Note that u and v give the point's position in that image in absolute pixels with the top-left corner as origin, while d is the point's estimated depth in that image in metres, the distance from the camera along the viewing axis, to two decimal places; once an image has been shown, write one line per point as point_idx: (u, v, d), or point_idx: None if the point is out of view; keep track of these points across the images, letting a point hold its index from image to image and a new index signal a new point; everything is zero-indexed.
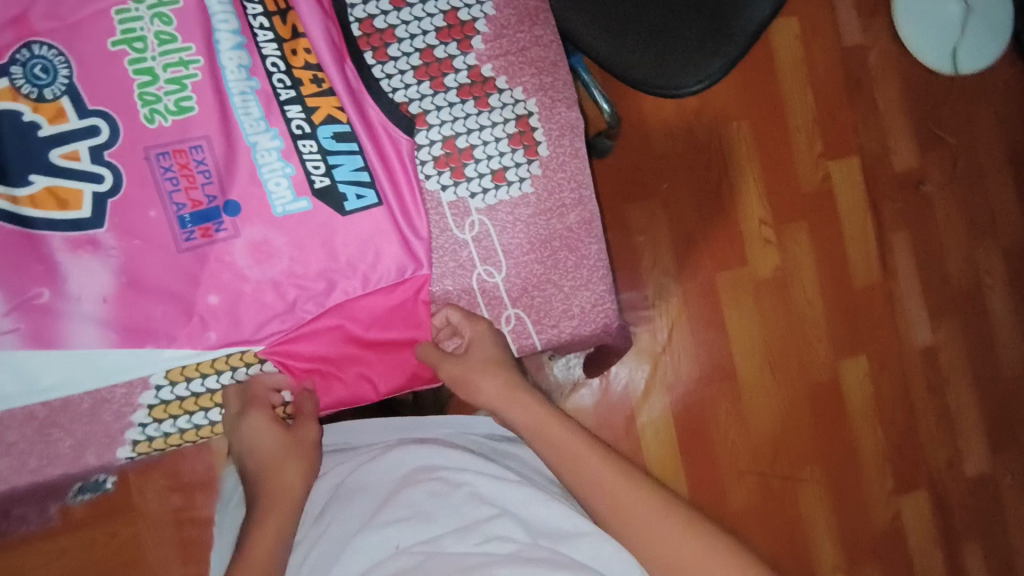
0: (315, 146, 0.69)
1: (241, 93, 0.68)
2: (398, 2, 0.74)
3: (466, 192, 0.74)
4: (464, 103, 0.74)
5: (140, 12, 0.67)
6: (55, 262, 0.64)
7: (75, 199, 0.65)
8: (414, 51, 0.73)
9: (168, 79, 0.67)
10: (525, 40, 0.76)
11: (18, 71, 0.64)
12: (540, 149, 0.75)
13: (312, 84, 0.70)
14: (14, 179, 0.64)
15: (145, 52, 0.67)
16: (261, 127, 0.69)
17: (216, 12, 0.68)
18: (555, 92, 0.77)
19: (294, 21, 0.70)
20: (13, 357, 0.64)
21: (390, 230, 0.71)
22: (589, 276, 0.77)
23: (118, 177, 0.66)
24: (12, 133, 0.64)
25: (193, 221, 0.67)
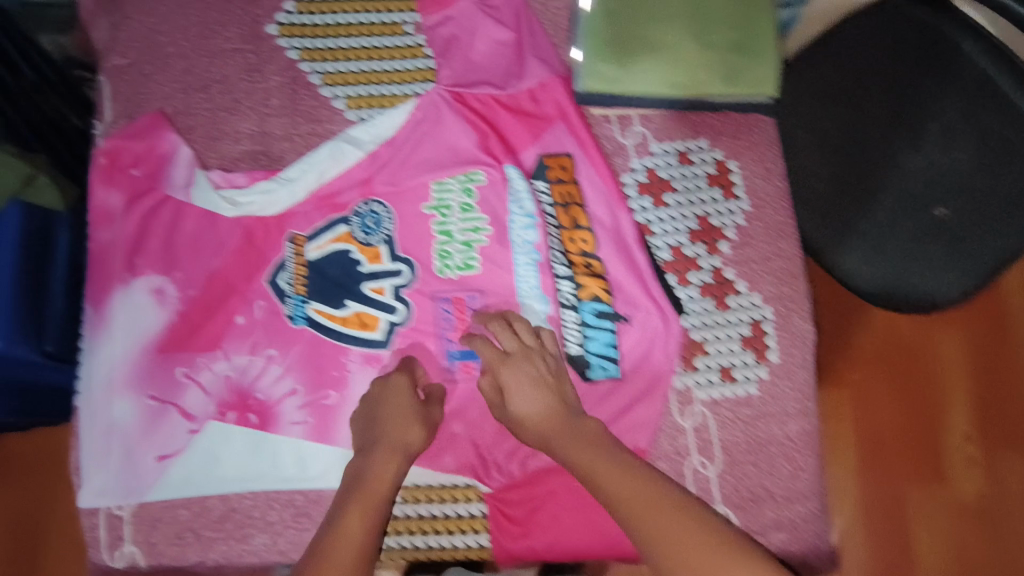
0: (577, 318, 0.80)
1: (525, 265, 0.81)
2: (658, 202, 0.83)
3: (693, 382, 0.79)
4: (704, 300, 0.80)
5: (453, 186, 0.83)
6: (346, 371, 0.80)
7: (373, 323, 0.81)
8: (665, 246, 0.81)
9: (461, 240, 0.82)
10: (770, 251, 0.81)
11: (356, 220, 0.82)
12: (771, 355, 0.79)
13: (585, 267, 0.81)
14: (333, 301, 0.81)
15: (449, 218, 0.83)
16: (535, 292, 0.81)
17: (516, 194, 0.81)
18: (793, 304, 0.80)
19: (577, 214, 0.81)
20: (296, 444, 0.78)
21: (619, 399, 0.78)
22: (803, 489, 0.76)
23: (409, 312, 0.81)
24: (340, 266, 0.81)
25: (459, 356, 0.80)
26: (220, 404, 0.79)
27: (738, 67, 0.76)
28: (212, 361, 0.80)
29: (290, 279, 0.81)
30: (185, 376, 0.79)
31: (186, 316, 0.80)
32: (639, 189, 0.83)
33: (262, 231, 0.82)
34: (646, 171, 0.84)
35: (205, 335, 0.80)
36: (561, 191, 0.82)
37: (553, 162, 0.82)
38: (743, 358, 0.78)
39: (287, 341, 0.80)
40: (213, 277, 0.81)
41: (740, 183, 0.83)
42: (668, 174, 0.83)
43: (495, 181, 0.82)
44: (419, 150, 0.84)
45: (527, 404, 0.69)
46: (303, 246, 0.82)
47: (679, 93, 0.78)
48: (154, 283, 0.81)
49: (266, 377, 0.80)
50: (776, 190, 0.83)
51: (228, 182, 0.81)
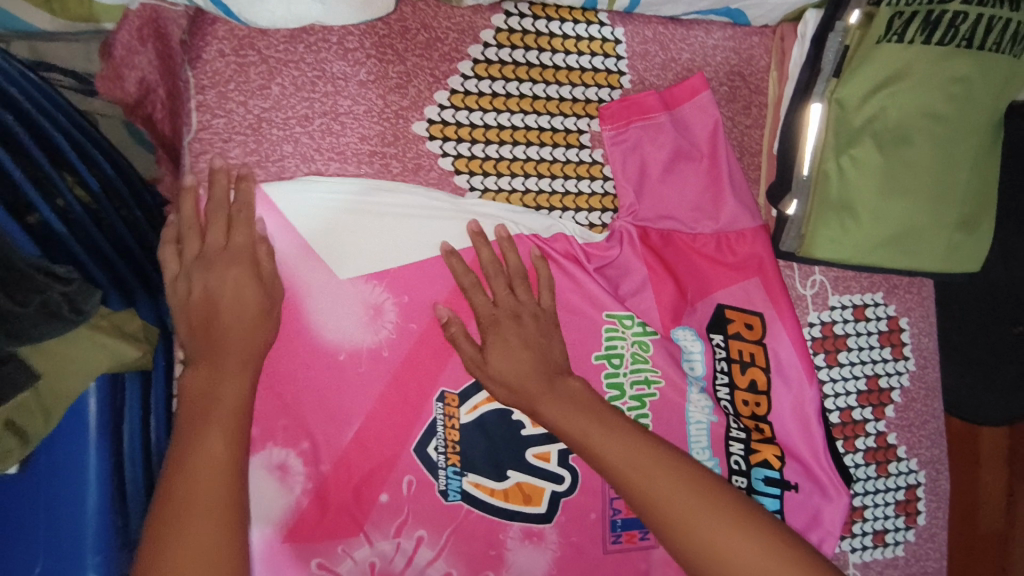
0: (746, 482, 0.76)
1: (698, 424, 0.75)
2: (832, 359, 0.79)
3: (849, 546, 0.79)
4: (868, 465, 0.79)
5: (625, 333, 0.73)
6: (505, 549, 0.70)
7: (538, 495, 0.71)
8: (836, 408, 0.78)
9: (632, 393, 0.74)
10: (927, 413, 0.81)
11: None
12: (918, 517, 0.80)
13: (756, 431, 0.76)
14: (493, 473, 0.70)
15: (619, 367, 0.73)
16: (706, 454, 0.75)
17: (689, 350, 0.76)
18: (940, 466, 0.82)
19: (753, 373, 0.76)
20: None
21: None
22: None
23: (575, 479, 0.72)
24: (501, 428, 0.70)
25: (623, 525, 0.73)
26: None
27: (959, 245, 0.73)
28: (353, 547, 0.67)
29: (443, 447, 0.69)
30: (321, 568, 0.66)
31: (318, 494, 0.66)
32: (814, 345, 0.79)
33: (406, 388, 0.68)
34: (822, 325, 0.79)
35: (347, 516, 0.67)
36: (739, 348, 0.76)
37: (735, 315, 0.75)
38: (895, 522, 0.80)
39: (440, 522, 0.69)
40: (349, 447, 0.67)
41: (908, 342, 0.81)
42: (844, 329, 0.80)
43: (668, 334, 0.75)
44: (592, 291, 0.72)
45: (506, 365, 0.62)
46: (455, 408, 0.69)
47: (896, 266, 0.73)
48: (276, 459, 0.65)
49: (416, 563, 0.68)
50: (933, 349, 0.83)
51: (376, 311, 0.68)
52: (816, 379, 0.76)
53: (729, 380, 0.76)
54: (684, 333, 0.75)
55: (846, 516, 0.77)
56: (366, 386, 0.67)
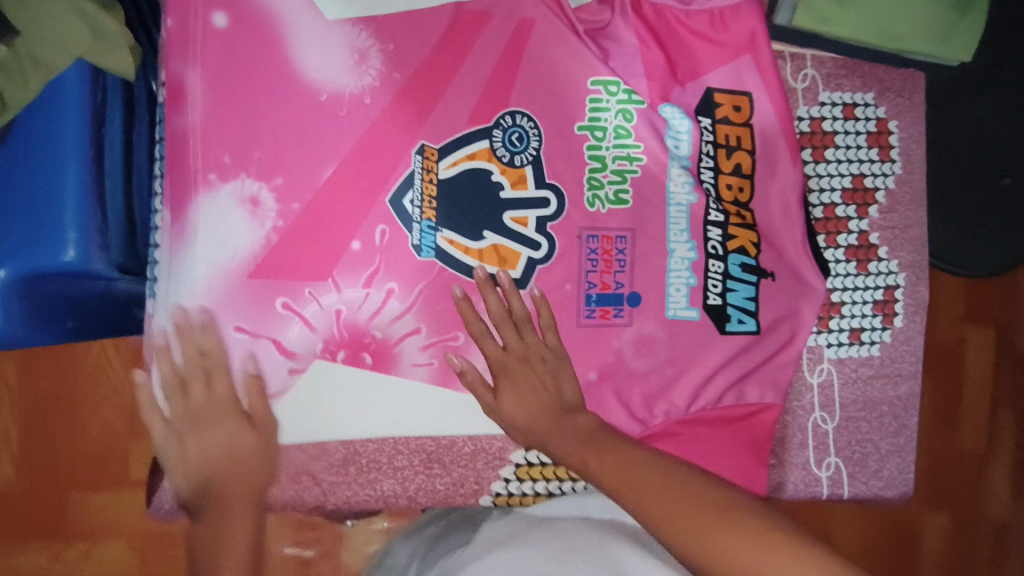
0: (722, 268, 0.77)
1: (677, 206, 0.75)
2: (819, 155, 0.78)
3: (824, 341, 0.80)
4: (848, 262, 0.79)
5: (609, 105, 0.73)
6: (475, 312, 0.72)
7: (513, 259, 0.72)
8: (820, 204, 0.78)
9: (614, 169, 0.74)
10: (910, 218, 0.81)
11: (499, 135, 0.71)
12: (895, 319, 0.81)
13: (737, 218, 0.76)
14: (468, 231, 0.71)
15: (602, 141, 0.74)
16: (683, 237, 0.76)
17: (678, 130, 0.75)
18: (922, 273, 0.82)
19: (738, 159, 0.76)
20: (418, 387, 0.72)
21: (752, 359, 0.77)
22: (904, 444, 0.82)
23: (551, 248, 0.73)
24: (480, 190, 0.71)
25: (597, 301, 0.75)
26: (328, 342, 0.70)
27: (952, 28, 0.73)
28: (321, 291, 0.69)
29: (419, 201, 0.70)
30: (286, 307, 0.68)
31: (291, 232, 0.67)
32: (803, 140, 0.78)
33: (386, 136, 0.68)
34: (811, 121, 0.78)
35: (321, 260, 0.68)
36: (726, 132, 0.76)
37: (725, 99, 0.75)
38: (872, 322, 0.80)
39: (414, 276, 0.71)
40: (324, 189, 0.67)
41: (897, 146, 0.80)
42: (832, 126, 0.78)
43: (652, 110, 0.74)
44: (572, 60, 0.73)
45: (516, 409, 0.69)
46: (434, 163, 0.70)
47: (887, 45, 0.73)
48: (249, 191, 0.66)
49: (384, 315, 0.71)
50: (920, 155, 0.82)
51: (360, 55, 0.68)
52: (799, 164, 0.76)
53: (714, 166, 0.76)
54: (670, 113, 0.75)
55: (819, 309, 0.79)
56: (346, 132, 0.67)
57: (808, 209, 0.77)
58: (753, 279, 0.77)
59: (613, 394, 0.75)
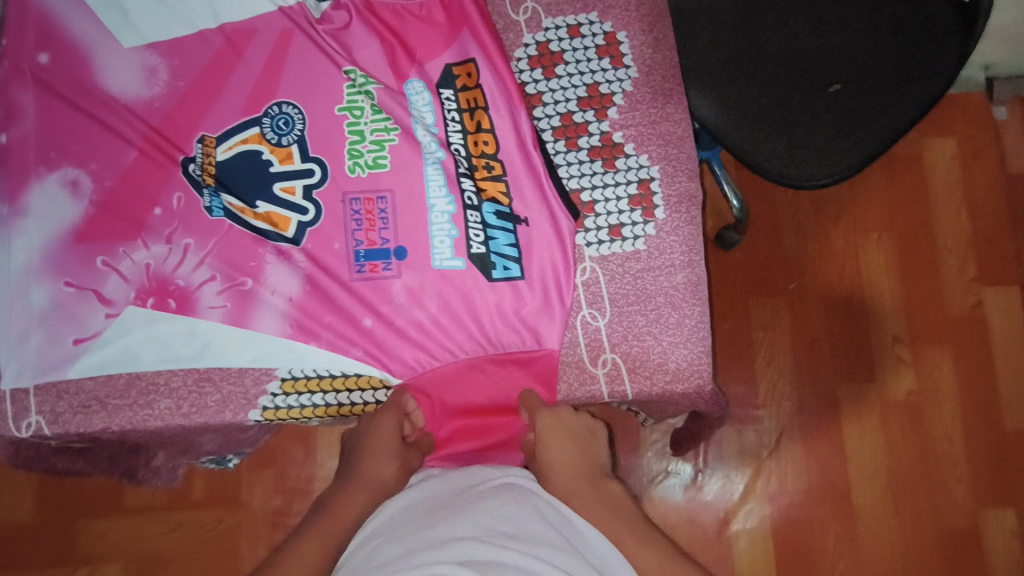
0: (479, 218, 0.81)
1: (431, 164, 0.82)
2: (549, 73, 0.85)
3: (583, 241, 0.81)
4: (593, 162, 0.82)
5: (358, 89, 0.84)
6: (261, 266, 0.80)
7: (285, 222, 0.82)
8: (556, 114, 0.84)
9: (371, 140, 0.83)
10: (656, 115, 0.84)
11: (268, 123, 0.83)
12: (657, 212, 0.82)
13: (485, 170, 0.82)
14: (247, 199, 0.82)
15: (360, 118, 0.83)
16: (441, 193, 0.81)
17: (420, 105, 0.84)
18: (679, 164, 0.83)
19: (479, 117, 0.83)
20: (215, 328, 0.79)
21: (516, 299, 0.80)
22: (689, 335, 0.79)
23: (319, 211, 0.82)
24: (253, 168, 0.82)
25: (366, 257, 0.81)
26: (139, 291, 0.79)
27: None
28: (133, 249, 0.80)
29: (201, 171, 0.82)
30: (104, 264, 0.79)
31: (97, 207, 0.81)
32: (530, 62, 0.85)
33: (171, 133, 0.83)
34: (537, 45, 0.85)
35: (131, 222, 0.80)
36: (465, 98, 0.84)
37: (460, 70, 0.84)
38: (631, 216, 0.81)
39: (207, 234, 0.81)
40: (130, 169, 0.81)
41: (629, 53, 0.85)
42: (559, 46, 0.85)
43: (395, 87, 0.84)
44: (316, 43, 0.84)
45: (548, 451, 0.74)
46: (213, 149, 0.83)
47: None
48: (70, 176, 0.81)
49: (186, 265, 0.80)
50: (659, 57, 0.86)
51: (149, 71, 0.84)
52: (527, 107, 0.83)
53: (460, 129, 0.83)
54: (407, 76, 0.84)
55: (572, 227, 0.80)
56: (135, 132, 0.82)
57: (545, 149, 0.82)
58: (511, 225, 0.81)
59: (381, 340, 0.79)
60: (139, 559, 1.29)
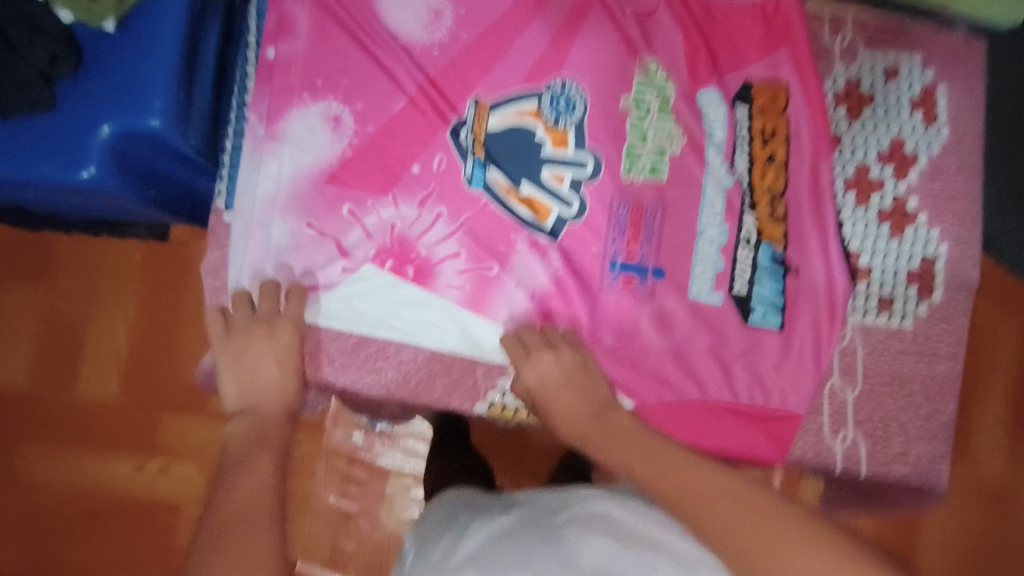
0: (750, 257, 0.75)
1: (713, 187, 0.75)
2: (854, 115, 0.77)
3: (851, 305, 0.76)
4: (881, 226, 0.76)
5: (651, 84, 0.74)
6: (510, 253, 0.72)
7: (546, 211, 0.73)
8: (852, 163, 0.77)
9: (654, 144, 0.74)
10: (957, 189, 0.77)
11: (549, 98, 0.73)
12: (934, 294, 0.76)
13: (767, 207, 0.75)
14: (512, 175, 0.73)
15: (645, 117, 0.74)
16: (716, 220, 0.74)
17: (711, 118, 0.75)
18: (966, 248, 0.77)
19: (773, 149, 0.76)
20: (451, 310, 0.72)
21: (770, 355, 0.74)
22: (936, 430, 0.76)
23: (584, 206, 0.73)
24: (524, 142, 0.73)
25: (621, 267, 0.73)
26: (379, 250, 0.71)
27: None
28: (381, 203, 0.71)
29: (472, 138, 0.72)
30: (350, 214, 0.71)
31: (355, 151, 0.71)
32: (836, 99, 0.77)
33: (449, 86, 0.73)
34: (847, 81, 0.78)
35: (387, 176, 0.72)
36: (762, 122, 0.76)
37: (761, 90, 0.76)
38: (905, 291, 0.76)
39: (463, 205, 0.72)
40: (394, 119, 0.72)
41: (943, 113, 0.78)
42: (871, 88, 0.78)
43: (690, 93, 0.75)
44: (620, 26, 0.75)
45: (557, 407, 0.67)
46: (486, 113, 0.73)
47: None
48: (333, 111, 0.71)
49: (431, 235, 0.72)
50: (972, 126, 0.78)
51: (434, 14, 0.74)
52: (830, 153, 0.76)
53: (748, 154, 0.76)
54: (704, 83, 0.76)
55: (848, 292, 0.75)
56: (407, 75, 0.72)
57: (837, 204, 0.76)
58: (782, 272, 0.75)
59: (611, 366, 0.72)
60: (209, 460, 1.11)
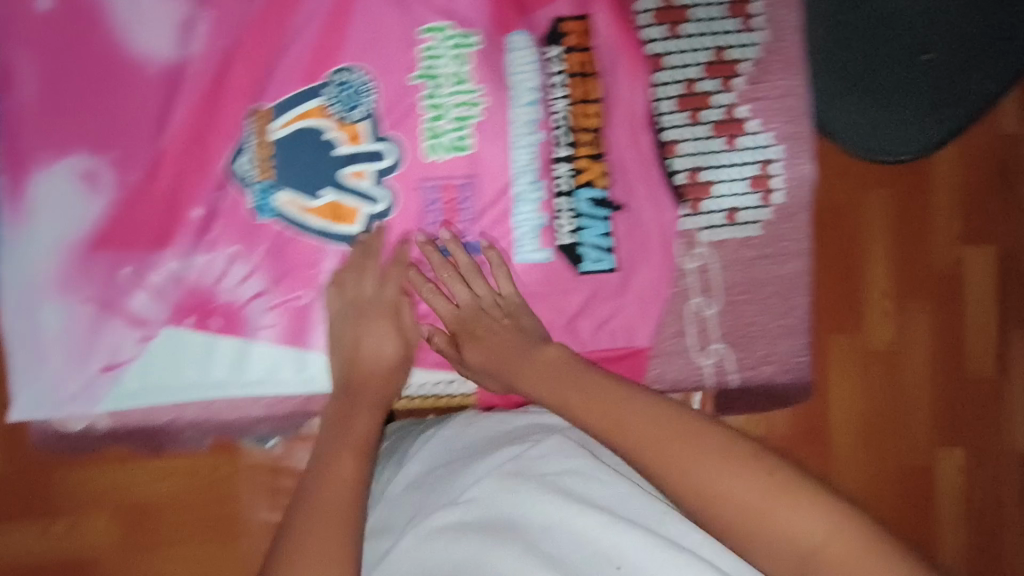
0: (570, 206, 0.74)
1: (523, 146, 0.73)
2: (674, 30, 0.75)
3: (698, 223, 0.76)
4: (714, 139, 0.76)
5: (443, 51, 0.71)
6: (321, 271, 0.72)
7: (352, 215, 0.72)
8: (679, 81, 0.75)
9: (454, 116, 0.72)
10: (783, 88, 0.77)
11: (332, 93, 0.70)
12: (775, 197, 0.77)
13: (587, 147, 0.74)
14: (304, 189, 0.70)
15: (439, 89, 0.71)
16: (529, 178, 0.73)
17: (517, 70, 0.72)
18: (800, 145, 0.78)
19: (590, 86, 0.74)
20: (267, 348, 0.72)
21: (608, 302, 0.76)
22: (795, 325, 0.79)
23: (393, 201, 0.72)
24: (313, 148, 0.70)
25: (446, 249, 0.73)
26: (175, 309, 0.70)
27: None
28: (166, 259, 0.69)
29: (252, 163, 0.69)
30: (130, 277, 0.69)
31: (123, 204, 0.68)
32: (655, 16, 0.75)
33: (214, 101, 0.68)
34: None
35: (170, 217, 0.69)
36: (577, 61, 0.73)
37: (573, 26, 0.73)
38: (748, 201, 0.77)
39: (255, 239, 0.71)
40: (162, 154, 0.68)
41: (760, 13, 0.77)
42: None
43: (496, 44, 0.72)
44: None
45: (388, 348, 0.72)
46: (267, 124, 0.69)
47: None
48: (82, 166, 0.67)
49: (230, 278, 0.70)
50: (793, 21, 0.77)
51: (185, 24, 0.67)
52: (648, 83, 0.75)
53: (565, 95, 0.73)
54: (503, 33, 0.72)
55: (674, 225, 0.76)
56: (166, 97, 0.67)
57: (659, 131, 0.75)
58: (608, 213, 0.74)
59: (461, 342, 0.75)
60: (118, 507, 0.91)
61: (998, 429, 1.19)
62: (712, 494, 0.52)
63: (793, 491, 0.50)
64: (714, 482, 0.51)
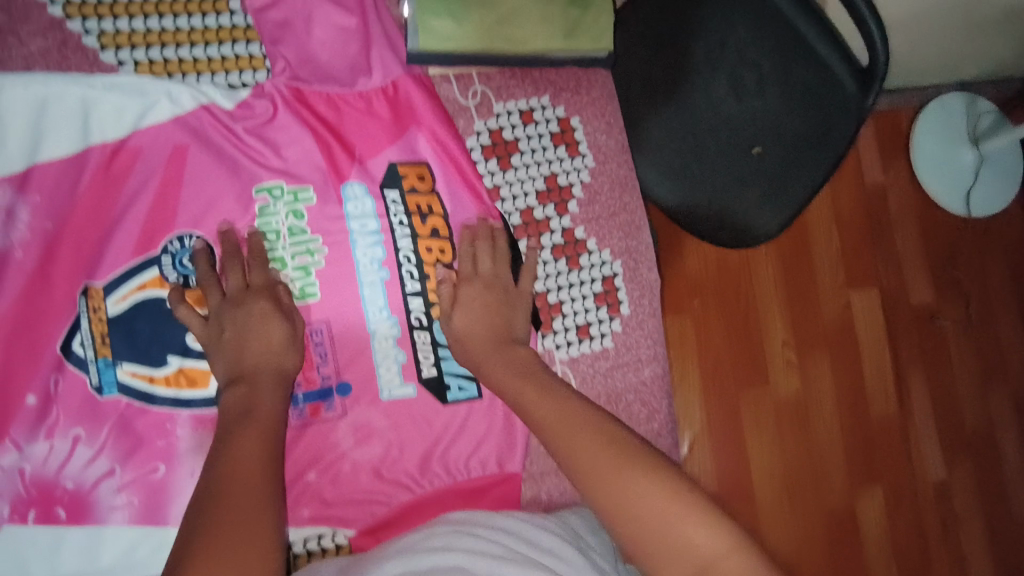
0: (429, 338, 0.76)
1: (372, 286, 0.75)
2: (504, 164, 0.81)
3: (552, 343, 0.79)
4: (558, 260, 0.80)
5: (278, 209, 0.73)
6: (175, 439, 0.68)
7: (203, 378, 0.69)
8: (516, 210, 0.80)
9: (295, 266, 0.73)
10: (615, 205, 0.83)
11: (168, 260, 0.70)
12: (622, 308, 0.81)
13: (437, 281, 0.76)
14: (149, 359, 0.68)
15: (276, 243, 0.72)
16: (383, 315, 0.75)
17: (356, 215, 0.75)
18: (639, 256, 0.83)
19: (433, 222, 0.77)
20: (117, 531, 0.66)
21: (477, 431, 0.75)
22: (659, 428, 0.81)
23: None
24: (154, 317, 0.69)
25: (305, 398, 0.71)
26: (14, 504, 0.64)
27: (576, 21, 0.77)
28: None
29: (89, 342, 0.67)
30: None
31: None
32: (484, 153, 0.80)
33: (39, 284, 0.66)
34: (490, 133, 0.81)
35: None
36: (416, 200, 0.77)
37: (407, 169, 0.77)
38: (598, 315, 0.80)
39: (98, 419, 0.67)
40: None
41: (583, 140, 0.83)
42: (513, 134, 0.81)
43: (332, 194, 0.75)
44: (229, 157, 0.73)
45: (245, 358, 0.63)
46: (100, 301, 0.68)
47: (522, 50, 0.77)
48: None
49: (73, 462, 0.66)
50: (615, 144, 0.84)
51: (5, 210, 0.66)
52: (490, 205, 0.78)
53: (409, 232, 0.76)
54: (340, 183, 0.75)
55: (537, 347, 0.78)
56: None
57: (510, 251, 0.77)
58: None
59: (330, 494, 0.71)
60: None
61: (909, 469, 1.21)
62: (630, 513, 0.49)
63: (646, 457, 0.52)
64: (623, 475, 0.51)
